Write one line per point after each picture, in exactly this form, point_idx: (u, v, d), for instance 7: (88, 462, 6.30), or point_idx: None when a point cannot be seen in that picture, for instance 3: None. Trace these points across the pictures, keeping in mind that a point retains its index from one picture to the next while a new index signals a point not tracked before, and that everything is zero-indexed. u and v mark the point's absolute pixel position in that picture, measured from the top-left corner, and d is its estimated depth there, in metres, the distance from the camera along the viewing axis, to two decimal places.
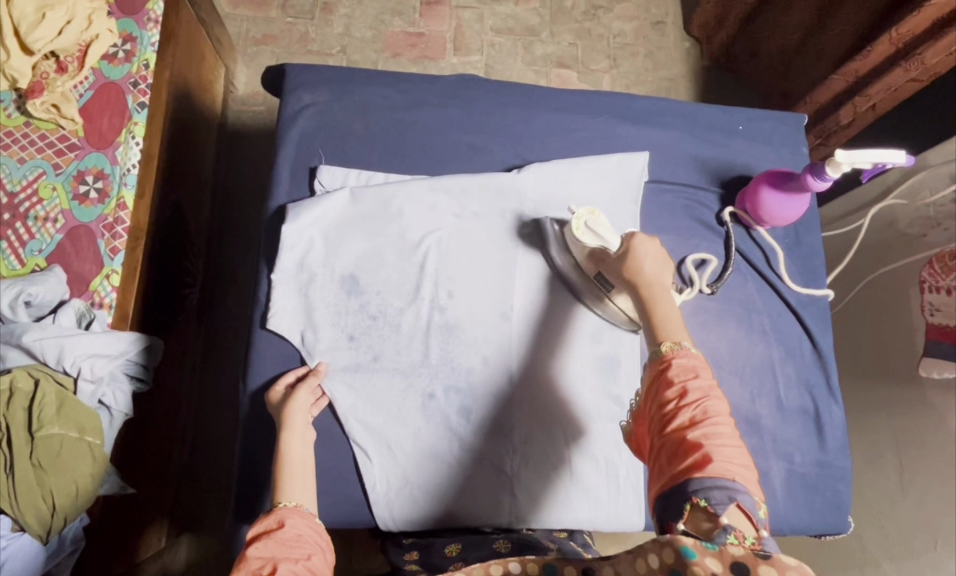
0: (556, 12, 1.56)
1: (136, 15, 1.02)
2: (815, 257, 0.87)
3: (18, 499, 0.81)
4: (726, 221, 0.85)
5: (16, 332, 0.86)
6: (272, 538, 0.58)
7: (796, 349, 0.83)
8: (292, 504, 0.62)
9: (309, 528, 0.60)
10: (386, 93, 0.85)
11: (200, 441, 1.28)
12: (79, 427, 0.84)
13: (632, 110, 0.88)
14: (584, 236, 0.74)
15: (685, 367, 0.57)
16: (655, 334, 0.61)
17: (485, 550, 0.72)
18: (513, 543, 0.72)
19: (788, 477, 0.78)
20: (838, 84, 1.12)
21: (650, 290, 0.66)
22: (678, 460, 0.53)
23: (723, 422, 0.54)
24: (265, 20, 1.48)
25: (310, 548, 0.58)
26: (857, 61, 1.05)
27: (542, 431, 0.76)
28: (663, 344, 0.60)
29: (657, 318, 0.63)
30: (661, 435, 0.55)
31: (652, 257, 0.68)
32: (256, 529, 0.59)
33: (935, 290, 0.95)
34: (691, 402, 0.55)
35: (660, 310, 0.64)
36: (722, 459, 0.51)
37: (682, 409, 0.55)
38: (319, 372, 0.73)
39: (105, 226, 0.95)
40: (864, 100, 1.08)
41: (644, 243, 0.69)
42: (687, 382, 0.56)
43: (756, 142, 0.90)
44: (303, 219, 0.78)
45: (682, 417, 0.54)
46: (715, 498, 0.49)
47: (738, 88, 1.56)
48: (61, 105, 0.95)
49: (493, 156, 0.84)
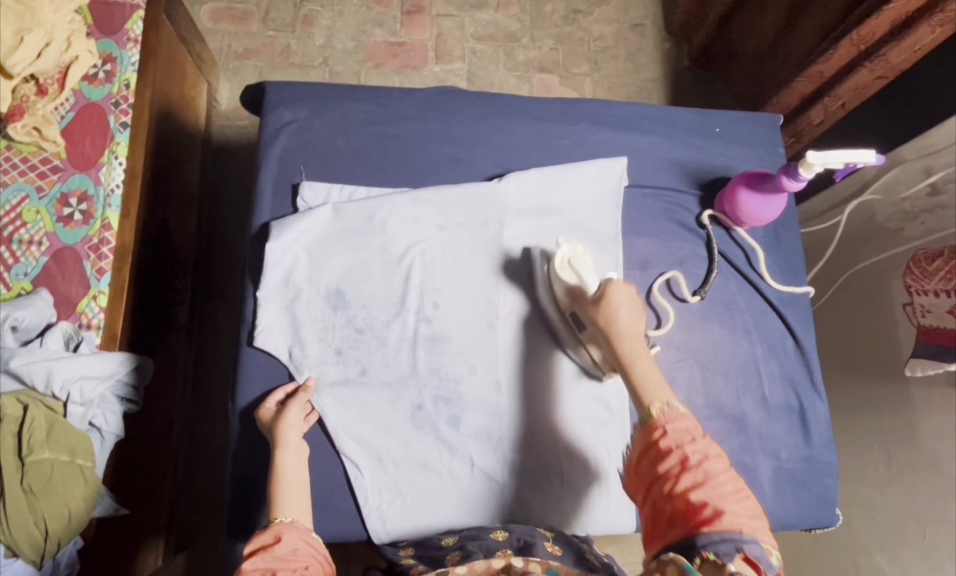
0: (536, 18, 1.57)
1: (115, 35, 1.04)
2: (795, 254, 0.88)
3: (10, 526, 0.81)
4: (706, 224, 0.86)
5: (4, 356, 0.85)
6: (269, 553, 0.58)
7: (778, 346, 0.84)
8: (287, 520, 0.62)
9: (305, 543, 0.60)
10: (366, 108, 0.85)
11: (194, 458, 1.27)
12: (70, 450, 0.84)
13: (610, 116, 0.89)
14: (566, 272, 0.75)
15: (680, 430, 0.58)
16: (641, 399, 0.63)
17: (483, 539, 0.69)
18: (510, 531, 0.70)
19: (776, 473, 0.80)
20: (804, 87, 1.13)
21: (627, 351, 0.66)
22: (685, 523, 0.53)
23: (722, 481, 0.55)
24: (246, 34, 1.48)
25: (306, 560, 0.58)
26: (821, 64, 1.06)
27: (531, 436, 0.77)
28: (652, 407, 0.61)
29: (637, 380, 0.64)
30: (663, 500, 0.56)
31: (627, 302, 0.69)
32: (253, 545, 0.59)
33: (923, 293, 0.93)
34: (692, 464, 0.56)
35: (637, 369, 0.65)
36: (729, 516, 0.53)
37: (684, 473, 0.56)
38: (308, 388, 0.74)
39: (90, 247, 0.95)
40: (833, 101, 1.10)
41: (616, 291, 0.69)
42: (685, 444, 0.57)
43: (733, 143, 0.91)
44: (286, 236, 0.78)
45: (684, 480, 0.55)
46: (724, 553, 0.50)
47: (717, 89, 1.58)
48: (42, 128, 0.94)
49: (475, 167, 0.85)
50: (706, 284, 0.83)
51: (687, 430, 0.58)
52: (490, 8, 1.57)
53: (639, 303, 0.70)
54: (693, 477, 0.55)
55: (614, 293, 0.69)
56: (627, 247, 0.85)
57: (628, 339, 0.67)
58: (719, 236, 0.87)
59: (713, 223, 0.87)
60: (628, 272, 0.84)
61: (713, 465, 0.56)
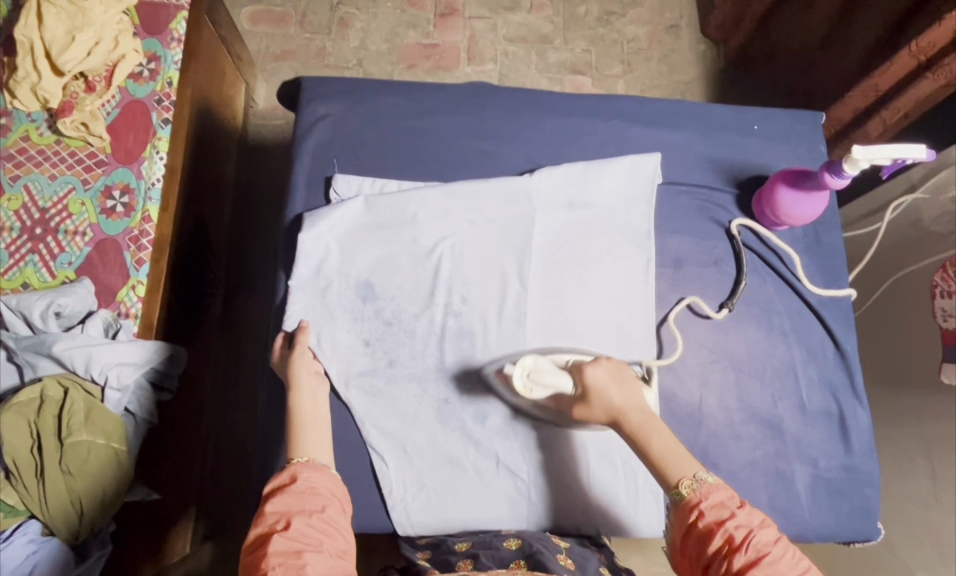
0: (569, 20, 1.57)
1: (160, 35, 1.07)
2: (837, 255, 0.85)
3: (49, 504, 0.84)
4: (734, 232, 0.83)
5: (47, 341, 0.89)
6: (285, 492, 0.59)
7: (818, 351, 0.81)
8: (304, 459, 0.63)
9: (322, 481, 0.61)
10: (398, 103, 0.86)
11: (223, 449, 1.30)
12: (106, 435, 0.87)
13: (644, 112, 0.88)
14: (534, 391, 0.70)
15: (716, 506, 0.59)
16: (672, 477, 0.63)
17: (497, 549, 0.68)
18: (524, 539, 0.69)
19: (813, 483, 0.76)
20: (857, 101, 1.12)
21: (638, 425, 0.66)
22: None
23: (773, 552, 0.55)
24: (283, 36, 1.51)
25: (324, 502, 0.59)
26: (878, 76, 1.05)
27: (574, 498, 0.75)
28: (681, 487, 0.62)
29: (657, 458, 0.64)
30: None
31: (609, 377, 0.69)
32: (270, 484, 0.61)
33: (948, 296, 0.96)
34: (739, 542, 0.56)
35: (656, 443, 0.65)
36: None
37: (734, 553, 0.56)
38: (303, 329, 0.75)
39: (131, 238, 0.98)
40: (893, 113, 1.08)
41: (596, 374, 0.68)
42: (726, 520, 0.58)
43: (771, 141, 0.89)
44: (319, 227, 0.79)
45: (735, 560, 0.55)
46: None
47: (756, 90, 1.54)
48: (89, 123, 0.99)
49: (505, 162, 0.85)
50: (737, 295, 0.81)
51: (723, 504, 0.59)
52: (522, 9, 1.57)
53: (617, 369, 0.70)
54: (745, 555, 0.55)
55: (592, 374, 0.69)
56: (659, 245, 0.83)
57: (633, 414, 0.67)
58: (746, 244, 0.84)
59: (740, 232, 0.84)
60: (660, 270, 0.82)
61: (760, 537, 0.56)
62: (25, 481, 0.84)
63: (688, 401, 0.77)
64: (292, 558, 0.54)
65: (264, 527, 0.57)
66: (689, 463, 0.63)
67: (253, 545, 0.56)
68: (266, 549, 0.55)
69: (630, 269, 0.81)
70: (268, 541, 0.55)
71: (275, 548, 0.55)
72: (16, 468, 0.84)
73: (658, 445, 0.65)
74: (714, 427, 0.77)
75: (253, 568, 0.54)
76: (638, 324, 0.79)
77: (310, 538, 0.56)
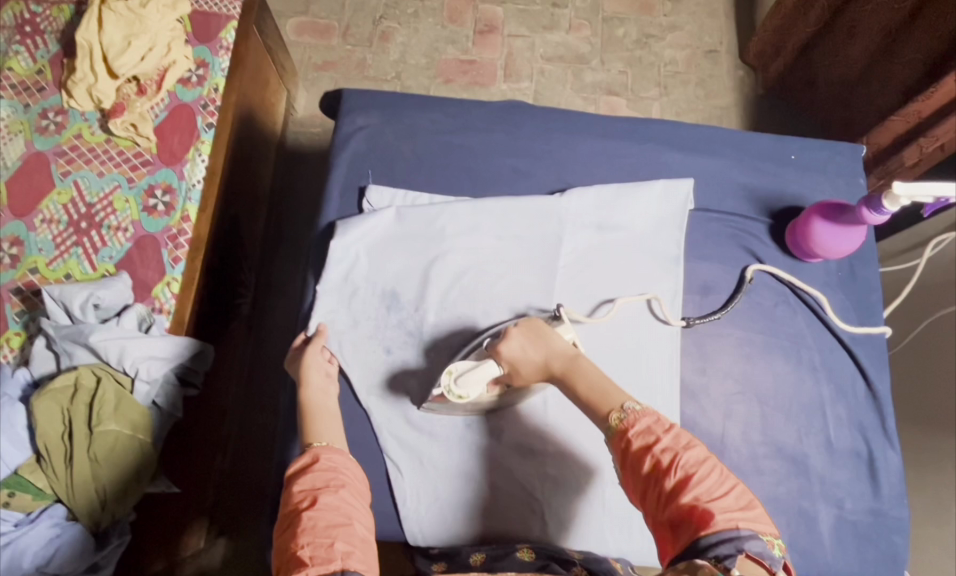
0: (607, 41, 1.58)
1: (210, 42, 1.12)
2: (872, 292, 0.83)
3: (75, 489, 0.87)
4: (749, 275, 0.81)
5: (84, 331, 0.92)
6: (310, 472, 0.61)
7: (849, 388, 0.79)
8: (324, 442, 0.64)
9: (343, 462, 0.62)
10: (435, 118, 0.88)
11: (241, 448, 1.32)
12: (132, 426, 0.90)
13: (679, 137, 0.88)
14: (471, 392, 0.69)
15: (643, 429, 0.58)
16: (605, 409, 0.62)
17: (510, 559, 0.67)
18: (537, 551, 0.68)
19: (837, 524, 0.74)
20: (898, 126, 1.14)
21: (564, 368, 0.67)
22: (685, 528, 0.52)
23: (702, 473, 0.54)
24: (326, 47, 1.56)
25: (347, 479, 0.61)
26: (922, 102, 1.07)
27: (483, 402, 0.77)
28: (611, 420, 0.60)
29: (583, 397, 0.64)
30: (660, 507, 0.54)
31: (523, 343, 0.70)
32: (293, 468, 0.62)
33: None
34: (668, 465, 0.55)
35: (581, 382, 0.65)
36: (722, 514, 0.51)
37: (666, 477, 0.54)
38: (322, 334, 0.76)
39: (169, 236, 1.02)
40: (930, 142, 1.08)
41: (510, 344, 0.70)
42: (654, 444, 0.57)
43: (809, 172, 0.87)
44: (350, 236, 0.81)
45: (667, 483, 0.54)
46: (722, 553, 0.48)
47: (794, 119, 1.52)
48: (137, 124, 1.04)
49: (537, 181, 0.85)
50: (727, 308, 0.80)
51: (650, 429, 0.58)
52: (561, 29, 1.59)
53: (531, 329, 0.72)
54: (675, 476, 0.54)
55: (507, 349, 0.70)
56: (688, 271, 0.82)
57: (555, 360, 0.68)
58: (769, 279, 0.82)
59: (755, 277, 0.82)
60: (688, 296, 0.81)
61: (687, 458, 0.55)
62: (54, 465, 0.87)
63: (710, 430, 0.76)
64: (321, 535, 0.55)
65: (291, 504, 0.58)
66: (617, 393, 0.63)
67: (283, 527, 0.57)
68: (297, 527, 0.56)
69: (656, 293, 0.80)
70: (297, 520, 0.57)
71: (306, 524, 0.56)
72: (47, 452, 0.87)
73: (587, 376, 0.66)
74: (736, 460, 0.75)
75: (286, 548, 0.55)
76: (663, 350, 0.78)
77: (338, 513, 0.57)
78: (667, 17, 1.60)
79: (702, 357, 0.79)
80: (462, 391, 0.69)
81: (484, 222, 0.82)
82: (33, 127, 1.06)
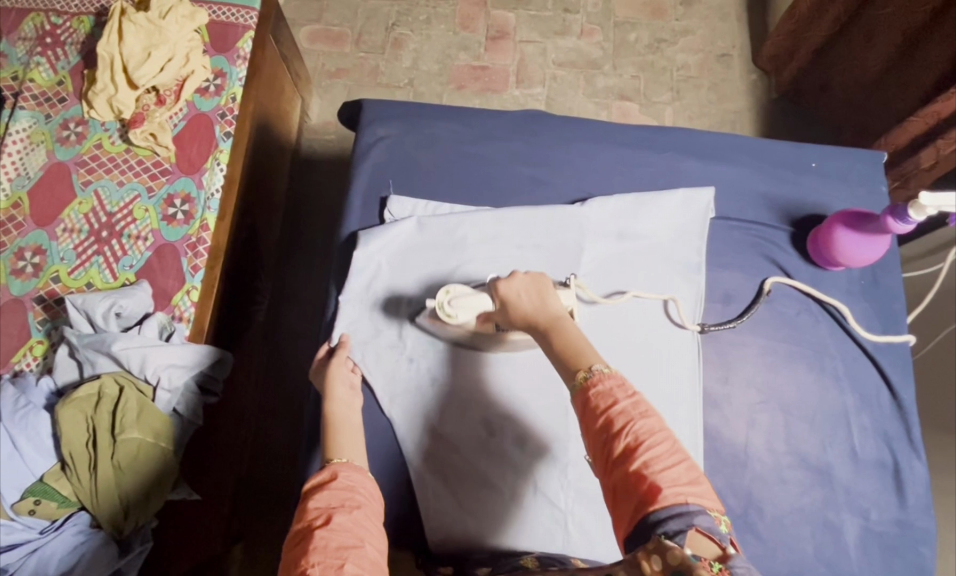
0: (619, 46, 1.58)
1: (227, 53, 1.13)
2: (896, 300, 0.82)
3: (99, 497, 0.87)
4: (766, 287, 0.81)
5: (107, 340, 0.93)
6: (326, 488, 0.60)
7: (873, 398, 0.78)
8: (343, 459, 0.64)
9: (361, 480, 0.62)
10: (454, 128, 0.88)
11: (259, 454, 1.32)
12: (155, 434, 0.90)
13: (698, 145, 0.88)
14: (459, 315, 0.73)
15: (603, 392, 0.55)
16: (573, 366, 0.59)
17: (513, 562, 0.68)
18: (540, 559, 0.68)
19: (862, 535, 0.73)
20: (916, 127, 1.12)
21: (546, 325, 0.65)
22: (630, 496, 0.50)
23: (655, 441, 0.52)
24: (339, 55, 1.57)
25: (362, 499, 0.60)
26: (941, 103, 1.05)
27: (499, 409, 0.78)
28: (578, 377, 0.58)
29: (561, 350, 0.61)
30: (609, 471, 0.53)
31: (524, 289, 0.68)
32: (310, 484, 0.61)
33: None
34: (622, 429, 0.53)
35: (560, 338, 0.63)
36: (671, 487, 0.50)
37: (618, 441, 0.52)
38: (345, 345, 0.77)
39: (188, 244, 1.03)
40: (946, 144, 1.07)
41: (511, 284, 0.68)
42: (611, 406, 0.54)
43: (829, 180, 0.87)
44: (373, 246, 0.81)
45: (617, 447, 0.52)
46: (673, 530, 0.47)
47: (809, 123, 1.51)
48: (157, 134, 1.05)
49: (557, 190, 0.86)
50: (742, 318, 0.80)
51: (611, 392, 0.55)
52: (573, 35, 1.59)
53: (540, 284, 0.68)
54: (625, 441, 0.52)
55: (506, 288, 0.69)
56: (710, 280, 0.82)
57: (540, 315, 0.65)
58: (786, 291, 0.82)
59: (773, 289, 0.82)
60: (710, 305, 0.81)
61: (641, 425, 0.52)
62: (79, 474, 0.87)
63: (734, 440, 0.76)
64: (331, 556, 0.53)
65: (304, 521, 0.57)
66: (594, 353, 0.60)
67: (294, 543, 0.56)
68: (308, 545, 0.55)
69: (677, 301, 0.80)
70: (308, 536, 0.55)
71: (316, 543, 0.54)
72: (72, 461, 0.87)
73: (570, 332, 0.63)
74: (760, 469, 0.75)
75: (294, 566, 0.54)
76: (684, 360, 0.78)
77: (349, 534, 0.55)
78: (679, 21, 1.60)
79: (724, 367, 0.79)
80: (452, 310, 0.73)
81: (504, 232, 0.82)
82: (55, 137, 1.07)
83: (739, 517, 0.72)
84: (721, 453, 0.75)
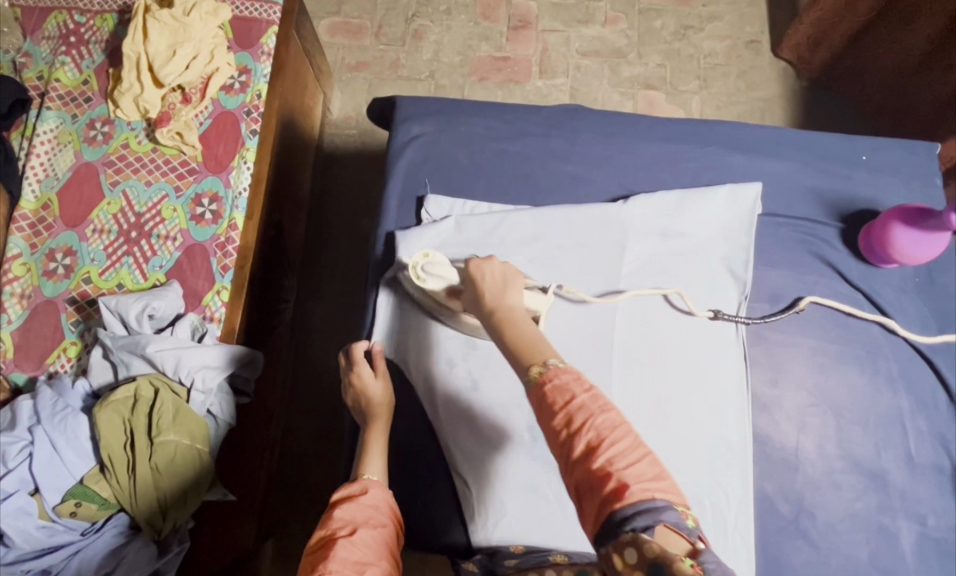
0: (644, 34, 1.54)
1: (251, 49, 1.11)
2: (952, 299, 0.80)
3: (137, 500, 0.87)
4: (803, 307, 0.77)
5: (141, 342, 0.92)
6: (355, 500, 0.60)
7: (929, 401, 0.76)
8: (374, 477, 0.64)
9: (387, 503, 0.62)
10: (490, 125, 0.86)
11: (289, 452, 1.33)
12: (191, 436, 0.89)
13: (743, 139, 0.85)
14: (429, 282, 0.74)
15: (559, 386, 0.51)
16: (527, 360, 0.55)
17: (544, 557, 0.67)
18: (569, 555, 0.68)
19: (920, 542, 0.71)
20: None
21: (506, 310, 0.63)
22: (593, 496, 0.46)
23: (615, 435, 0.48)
24: (359, 48, 1.54)
25: (383, 518, 0.60)
26: None
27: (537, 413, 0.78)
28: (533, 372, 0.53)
29: (517, 340, 0.58)
30: (568, 469, 0.48)
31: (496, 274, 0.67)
32: (339, 493, 0.62)
33: None
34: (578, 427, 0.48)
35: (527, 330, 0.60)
36: (637, 485, 0.46)
37: (574, 439, 0.48)
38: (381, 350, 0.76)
39: (217, 244, 1.02)
40: None
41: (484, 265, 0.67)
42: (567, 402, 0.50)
43: (880, 173, 0.84)
44: (411, 246, 0.80)
45: (577, 447, 0.48)
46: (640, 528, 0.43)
47: (842, 110, 1.47)
48: (183, 133, 1.04)
49: (597, 187, 0.83)
50: (790, 309, 0.78)
51: (568, 386, 0.50)
52: (597, 23, 1.55)
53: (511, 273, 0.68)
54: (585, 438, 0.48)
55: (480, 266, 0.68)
56: (757, 279, 0.80)
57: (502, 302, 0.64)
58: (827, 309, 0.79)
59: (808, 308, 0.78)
60: (757, 304, 0.79)
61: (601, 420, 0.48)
62: (118, 476, 0.87)
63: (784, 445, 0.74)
64: (350, 568, 0.52)
65: (328, 528, 0.56)
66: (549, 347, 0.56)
67: (315, 547, 0.55)
68: (331, 550, 0.53)
69: (720, 300, 0.78)
70: (330, 543, 0.55)
71: (341, 552, 0.53)
72: (111, 463, 0.87)
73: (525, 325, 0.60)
74: (811, 474, 0.73)
75: (312, 568, 0.53)
76: (730, 360, 0.76)
77: (369, 550, 0.55)
78: (706, 6, 1.55)
79: (773, 369, 0.77)
80: (424, 274, 0.74)
81: (546, 230, 0.80)
82: (82, 137, 1.07)
83: (790, 523, 0.71)
84: (770, 457, 0.73)
